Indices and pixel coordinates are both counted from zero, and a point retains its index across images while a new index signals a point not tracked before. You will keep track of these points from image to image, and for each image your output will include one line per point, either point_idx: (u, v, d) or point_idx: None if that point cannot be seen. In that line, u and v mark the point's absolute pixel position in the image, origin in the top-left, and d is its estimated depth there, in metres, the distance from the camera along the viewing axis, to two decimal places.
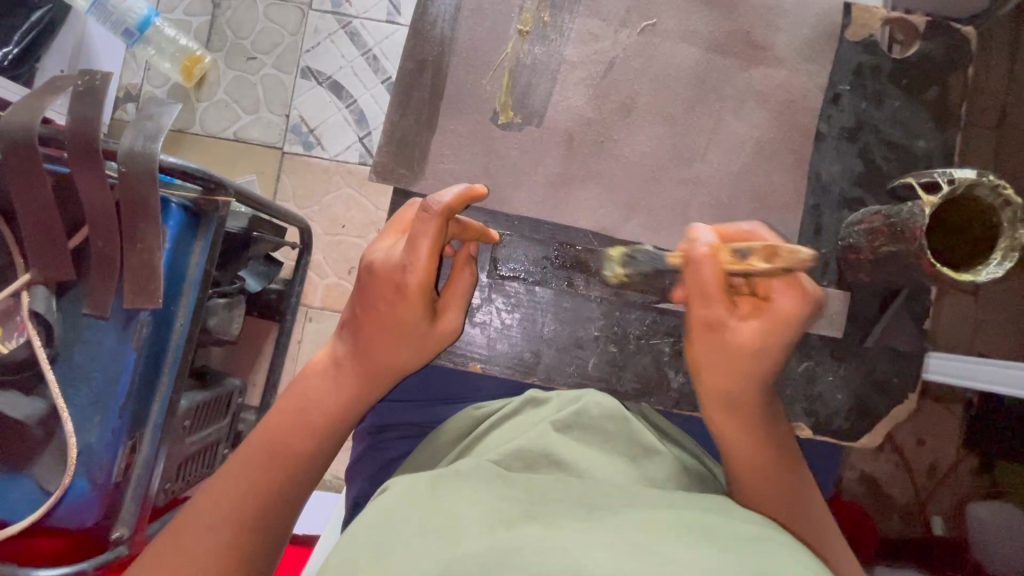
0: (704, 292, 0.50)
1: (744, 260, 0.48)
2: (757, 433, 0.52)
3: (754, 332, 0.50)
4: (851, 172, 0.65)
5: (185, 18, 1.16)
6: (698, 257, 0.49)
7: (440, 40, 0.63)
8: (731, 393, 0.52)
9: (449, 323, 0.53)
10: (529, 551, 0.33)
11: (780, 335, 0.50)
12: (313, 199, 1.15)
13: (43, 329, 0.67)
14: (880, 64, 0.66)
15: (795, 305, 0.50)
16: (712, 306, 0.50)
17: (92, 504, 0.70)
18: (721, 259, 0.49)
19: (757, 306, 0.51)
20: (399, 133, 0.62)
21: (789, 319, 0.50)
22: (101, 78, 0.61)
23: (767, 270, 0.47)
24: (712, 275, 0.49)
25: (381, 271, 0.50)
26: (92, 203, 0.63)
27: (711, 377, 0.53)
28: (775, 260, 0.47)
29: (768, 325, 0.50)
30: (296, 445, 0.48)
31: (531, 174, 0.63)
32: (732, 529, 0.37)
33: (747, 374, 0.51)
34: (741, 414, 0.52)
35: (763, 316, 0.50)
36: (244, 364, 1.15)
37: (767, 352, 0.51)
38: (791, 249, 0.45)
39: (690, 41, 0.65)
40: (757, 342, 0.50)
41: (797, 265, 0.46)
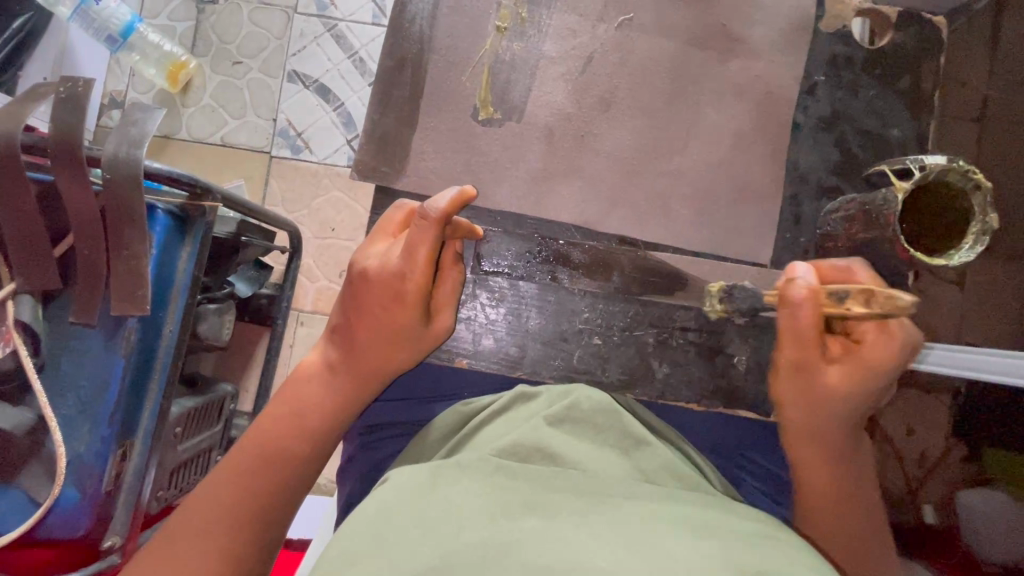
0: (799, 334, 0.51)
1: (841, 303, 0.48)
2: (829, 467, 0.55)
3: (841, 374, 0.52)
4: (829, 162, 0.66)
5: (169, 23, 1.16)
6: (799, 299, 0.49)
7: (420, 38, 0.63)
8: (812, 428, 0.54)
9: (444, 323, 0.53)
10: (523, 546, 0.33)
11: (875, 380, 0.52)
12: (302, 203, 1.15)
13: (30, 340, 0.67)
14: (855, 56, 0.67)
15: (885, 351, 0.51)
16: (808, 353, 0.52)
17: (82, 513, 0.69)
18: (817, 303, 0.49)
19: (847, 348, 0.53)
20: (381, 132, 0.62)
21: (876, 365, 0.51)
22: (83, 85, 0.61)
23: (865, 313, 0.47)
24: (810, 320, 0.49)
25: (375, 276, 0.50)
26: (77, 210, 0.63)
27: (792, 414, 0.55)
28: (871, 305, 0.46)
29: (856, 369, 0.52)
30: (287, 448, 0.48)
31: (513, 170, 0.63)
32: (719, 520, 0.37)
33: (835, 416, 0.53)
34: (824, 446, 0.55)
35: (856, 359, 0.52)
36: (236, 370, 1.14)
37: (855, 396, 0.52)
38: (892, 295, 0.44)
39: (668, 35, 0.66)
40: (844, 384, 0.52)
41: (893, 311, 0.45)
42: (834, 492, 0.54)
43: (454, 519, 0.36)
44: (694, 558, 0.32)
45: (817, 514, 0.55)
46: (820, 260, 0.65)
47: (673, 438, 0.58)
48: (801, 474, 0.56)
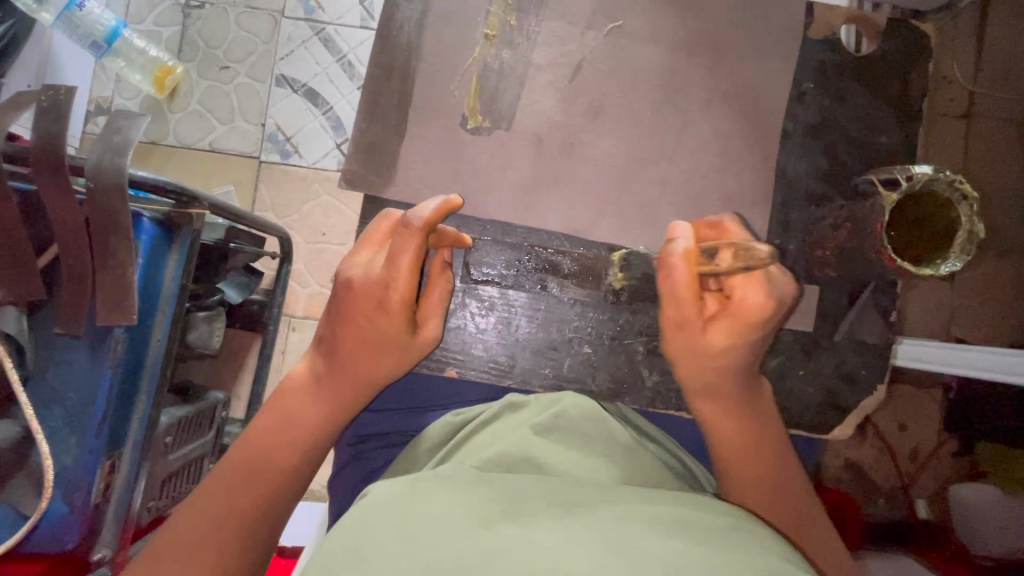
0: (677, 291, 0.51)
1: (713, 260, 0.50)
2: (741, 426, 0.55)
3: (722, 331, 0.52)
4: (817, 168, 0.66)
5: (154, 29, 1.14)
6: (675, 256, 0.50)
7: (407, 45, 0.63)
8: (710, 383, 0.54)
9: (431, 332, 0.52)
10: (505, 553, 0.32)
11: (753, 331, 0.52)
12: (291, 209, 1.14)
13: (14, 350, 0.66)
14: (842, 62, 0.68)
15: (760, 300, 0.51)
16: (681, 308, 0.51)
17: (71, 527, 0.69)
18: (693, 262, 0.50)
19: (721, 304, 0.53)
20: (368, 142, 0.62)
21: (755, 317, 0.51)
22: (66, 93, 0.60)
23: (733, 269, 0.49)
24: (687, 277, 0.50)
25: (359, 287, 0.49)
26: (60, 220, 0.62)
27: (684, 369, 0.55)
28: (737, 259, 0.48)
29: (734, 321, 0.52)
30: (278, 460, 0.47)
31: (502, 178, 0.63)
32: (708, 521, 0.37)
33: (720, 368, 0.53)
34: (725, 402, 0.55)
35: (728, 314, 0.52)
36: (228, 378, 1.13)
37: (736, 350, 0.53)
38: (749, 248, 0.46)
39: (657, 41, 0.66)
40: (728, 341, 0.52)
41: (755, 263, 0.46)
42: (747, 448, 0.55)
43: (434, 526, 0.36)
44: (670, 556, 0.32)
45: (730, 461, 0.55)
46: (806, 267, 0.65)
47: (663, 445, 0.58)
48: (721, 456, 0.56)
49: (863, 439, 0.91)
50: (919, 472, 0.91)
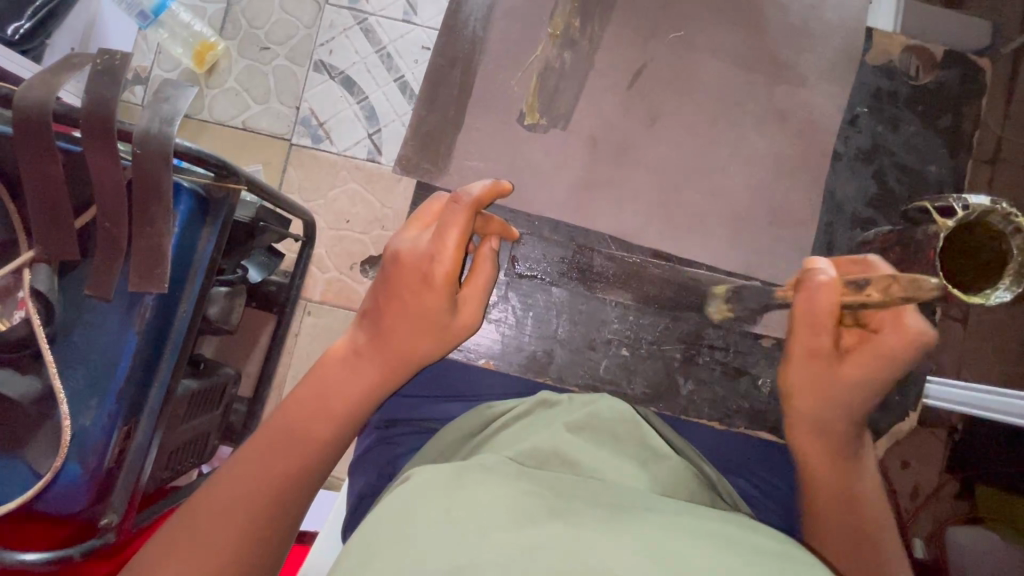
0: (816, 322, 0.53)
1: (862, 290, 0.52)
2: (834, 461, 0.56)
3: (857, 367, 0.55)
4: (865, 193, 0.67)
5: (200, 5, 1.16)
6: (816, 285, 0.52)
7: (474, 38, 0.67)
8: (821, 420, 0.56)
9: (469, 314, 0.52)
10: (550, 552, 0.32)
11: (892, 366, 0.55)
12: (319, 193, 1.15)
13: (43, 306, 0.66)
14: (897, 89, 0.68)
15: (899, 340, 0.54)
16: (819, 338, 0.53)
17: (82, 489, 0.68)
18: (837, 291, 0.52)
19: (863, 337, 0.56)
20: (427, 126, 0.65)
21: (898, 354, 0.54)
22: (122, 58, 0.61)
23: (875, 301, 0.51)
24: (829, 302, 0.52)
25: (407, 260, 0.50)
26: (103, 181, 0.62)
27: (802, 403, 0.56)
28: (892, 292, 0.50)
29: (879, 353, 0.55)
30: (313, 431, 0.47)
31: (556, 176, 0.66)
32: (750, 541, 0.36)
33: (844, 406, 0.55)
34: (828, 440, 0.56)
35: (869, 348, 0.55)
36: (239, 355, 1.13)
37: (870, 384, 0.55)
38: (916, 280, 0.48)
39: (717, 56, 0.69)
40: (859, 375, 0.55)
41: (916, 293, 0.48)
42: (833, 461, 0.57)
43: (476, 517, 0.36)
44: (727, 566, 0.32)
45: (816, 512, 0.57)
46: None
47: (691, 456, 0.58)
48: (813, 476, 0.57)
49: (863, 470, 0.92)
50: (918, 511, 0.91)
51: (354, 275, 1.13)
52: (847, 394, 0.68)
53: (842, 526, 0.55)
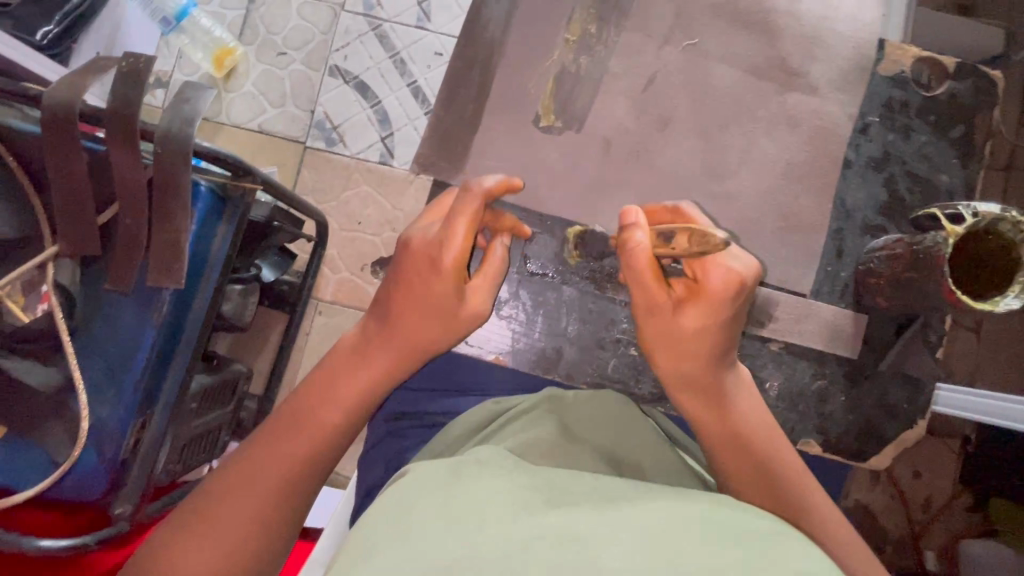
0: (642, 278, 0.51)
1: (669, 242, 0.51)
2: (719, 410, 0.52)
3: (695, 316, 0.51)
4: (876, 201, 0.67)
5: (221, 10, 1.19)
6: (632, 243, 0.51)
7: (489, 44, 0.69)
8: (691, 374, 0.52)
9: (478, 304, 0.52)
10: (546, 543, 0.33)
11: (718, 316, 0.50)
12: (332, 194, 1.16)
13: (64, 300, 0.69)
14: (910, 99, 0.69)
15: (722, 280, 0.50)
16: (655, 292, 0.51)
17: (99, 476, 0.70)
18: (652, 250, 0.51)
19: (689, 289, 0.52)
20: (442, 130, 0.67)
21: (723, 295, 0.50)
22: (146, 62, 0.63)
23: (688, 251, 0.50)
24: (716, 275, 0.50)
25: (418, 247, 0.50)
26: (125, 179, 0.64)
27: (661, 358, 0.52)
28: (692, 242, 0.49)
29: (708, 303, 0.50)
30: (322, 416, 0.48)
31: (568, 178, 0.67)
32: (751, 528, 0.36)
33: (700, 352, 0.51)
34: (703, 393, 0.52)
35: (699, 297, 0.50)
36: (251, 352, 1.15)
37: (712, 332, 0.51)
38: (705, 234, 0.48)
39: (729, 63, 0.69)
40: (700, 324, 0.51)
41: (709, 248, 0.48)
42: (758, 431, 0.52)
43: (485, 507, 0.37)
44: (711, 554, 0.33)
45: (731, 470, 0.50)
46: (858, 294, 0.66)
47: (696, 454, 0.58)
48: (699, 426, 0.53)
49: (877, 480, 0.92)
50: (931, 523, 0.92)
51: (365, 275, 1.15)
52: (854, 399, 0.67)
53: (752, 477, 0.50)
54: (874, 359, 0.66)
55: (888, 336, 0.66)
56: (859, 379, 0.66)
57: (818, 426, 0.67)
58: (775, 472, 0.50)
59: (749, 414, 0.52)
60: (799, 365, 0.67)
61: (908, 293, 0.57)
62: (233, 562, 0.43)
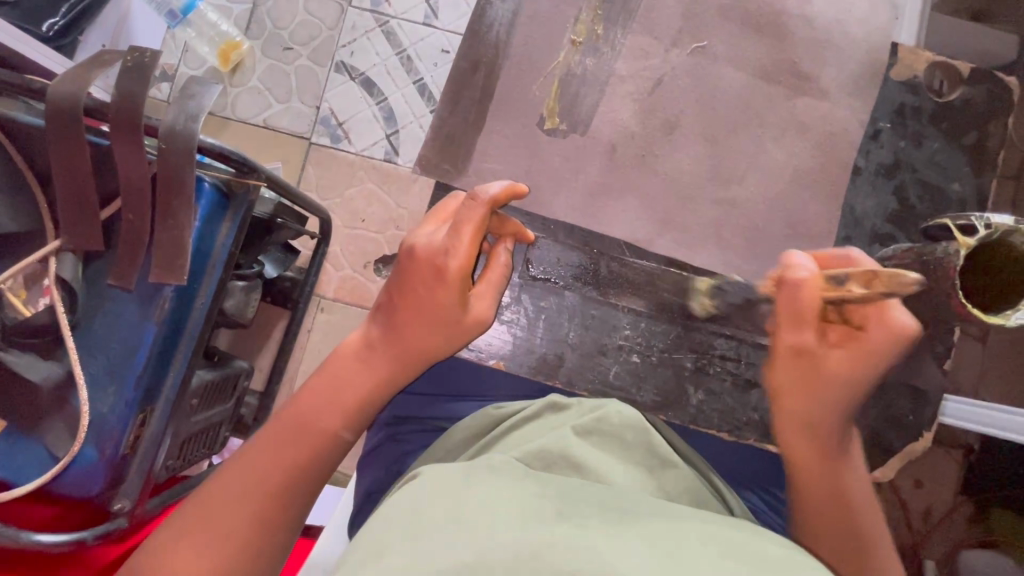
0: (800, 317, 0.50)
1: (843, 287, 0.47)
2: (823, 463, 0.52)
3: (845, 359, 0.51)
4: (885, 209, 0.67)
5: (226, 5, 1.19)
6: (796, 280, 0.49)
7: (496, 43, 0.68)
8: (805, 416, 0.52)
9: (482, 311, 0.51)
10: (555, 548, 0.33)
11: (875, 367, 0.51)
12: (336, 191, 1.16)
13: (66, 295, 0.68)
14: (923, 105, 0.68)
15: (886, 336, 0.50)
16: (803, 334, 0.50)
17: (98, 473, 0.69)
18: (820, 286, 0.49)
19: (848, 333, 0.52)
20: (446, 130, 0.66)
21: (887, 347, 0.50)
22: (150, 56, 0.62)
23: (863, 296, 0.46)
24: (810, 301, 0.49)
25: (421, 252, 0.50)
26: (128, 175, 0.64)
27: (792, 403, 0.53)
28: (871, 285, 0.45)
29: (870, 354, 0.51)
30: (321, 421, 0.48)
31: (572, 181, 0.66)
32: (760, 547, 0.36)
33: (834, 403, 0.51)
34: (821, 441, 0.52)
35: (857, 347, 0.51)
36: (252, 349, 1.15)
37: (854, 384, 0.51)
38: (897, 275, 0.44)
39: (738, 66, 0.68)
40: (851, 372, 0.51)
41: (897, 290, 0.44)
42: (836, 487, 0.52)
43: (488, 514, 0.36)
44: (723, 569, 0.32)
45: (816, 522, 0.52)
46: None
47: (699, 464, 0.57)
48: (799, 480, 0.53)
49: (877, 488, 0.93)
50: (931, 532, 0.93)
51: (368, 273, 1.14)
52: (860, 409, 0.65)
53: (833, 524, 0.52)
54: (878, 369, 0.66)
55: None
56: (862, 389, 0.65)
57: None
58: (860, 528, 0.52)
59: (858, 471, 0.53)
60: None
61: (919, 304, 0.56)
62: (229, 566, 0.43)
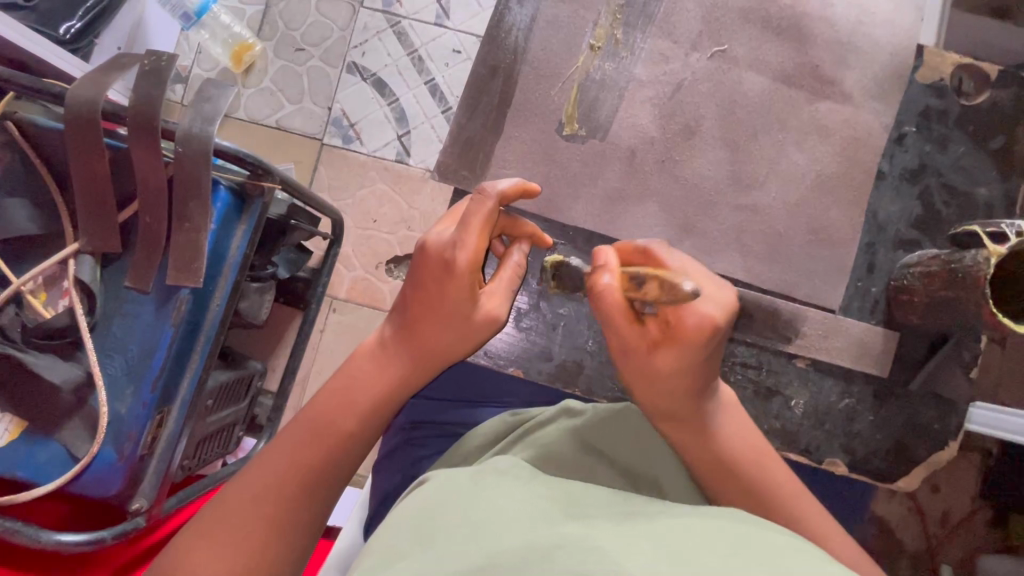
0: (611, 318, 0.49)
1: (640, 287, 0.47)
2: (689, 437, 0.52)
3: (669, 356, 0.49)
4: (910, 214, 0.66)
5: (240, 5, 1.19)
6: (602, 286, 0.49)
7: (515, 47, 0.67)
8: (665, 407, 0.51)
9: (494, 308, 0.50)
10: (566, 550, 0.32)
11: (694, 360, 0.49)
12: (349, 192, 1.16)
13: (85, 297, 0.69)
14: (948, 109, 0.66)
15: (694, 329, 0.47)
16: (625, 337, 0.50)
17: (116, 474, 0.70)
18: (621, 287, 0.49)
19: (662, 331, 0.49)
20: (465, 135, 0.66)
21: (695, 342, 0.48)
22: (168, 60, 0.63)
23: (659, 299, 0.46)
24: (616, 304, 0.48)
25: (430, 247, 0.49)
26: (146, 178, 0.64)
27: (646, 397, 0.52)
28: (662, 288, 0.45)
29: (683, 346, 0.48)
30: (339, 423, 0.48)
31: (591, 186, 0.66)
32: (770, 539, 0.36)
33: (669, 390, 0.50)
34: (681, 421, 0.51)
35: (672, 343, 0.49)
36: (267, 349, 1.15)
37: (688, 373, 0.49)
38: (674, 283, 0.44)
39: (758, 69, 0.68)
40: (676, 365, 0.49)
41: (680, 299, 0.44)
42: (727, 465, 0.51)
43: (502, 519, 0.36)
44: (733, 562, 0.32)
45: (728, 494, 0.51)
46: (889, 311, 0.64)
47: None
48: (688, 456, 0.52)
49: (892, 495, 0.92)
50: (946, 539, 0.92)
51: (381, 275, 1.15)
52: (883, 417, 0.65)
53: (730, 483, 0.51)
54: (903, 379, 0.65)
55: (918, 356, 0.64)
56: (889, 400, 0.65)
57: (845, 445, 0.64)
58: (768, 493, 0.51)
59: (731, 434, 0.53)
60: (824, 384, 0.65)
61: (941, 310, 0.56)
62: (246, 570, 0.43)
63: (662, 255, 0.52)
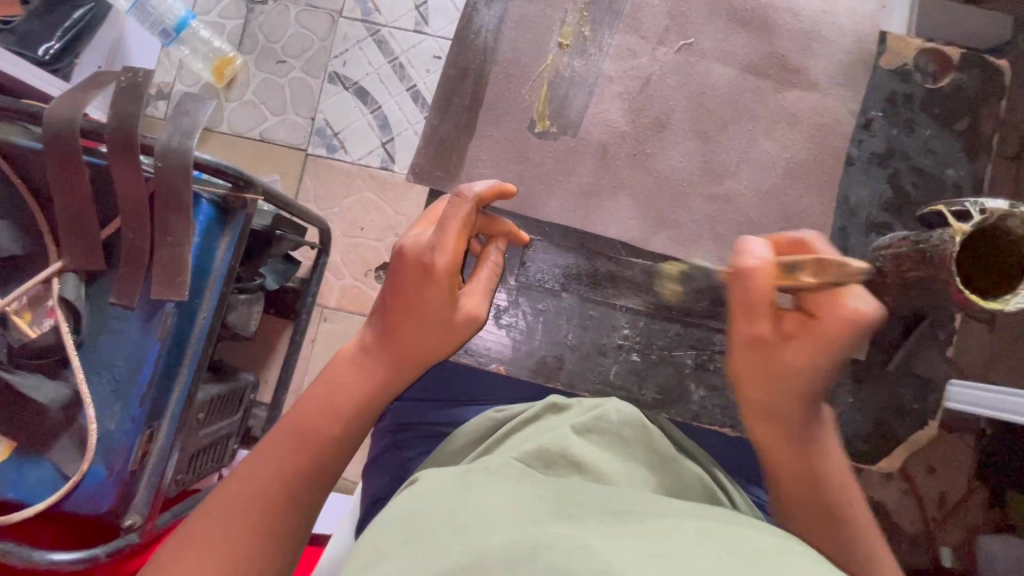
0: (750, 307, 0.49)
1: (794, 274, 0.47)
2: (788, 443, 0.51)
3: (801, 349, 0.49)
4: (881, 198, 0.67)
5: (219, 21, 1.20)
6: (747, 269, 0.48)
7: (483, 49, 0.67)
8: (776, 404, 0.51)
9: (474, 309, 0.51)
10: (553, 550, 0.33)
11: (826, 354, 0.49)
12: (334, 201, 1.17)
13: (71, 314, 0.69)
14: (913, 93, 0.68)
15: (840, 322, 0.48)
16: (757, 324, 0.49)
17: (108, 491, 0.69)
18: (774, 276, 0.48)
19: (802, 323, 0.50)
20: (438, 137, 0.66)
21: (841, 335, 0.48)
22: (144, 76, 0.63)
23: (819, 284, 0.47)
24: (762, 293, 0.48)
25: (408, 253, 0.49)
26: (127, 194, 0.64)
27: (753, 392, 0.51)
28: (826, 273, 0.46)
29: (821, 339, 0.48)
30: (324, 429, 0.48)
31: (564, 182, 0.66)
32: (763, 541, 0.36)
33: (792, 386, 0.50)
34: (781, 425, 0.51)
35: (811, 334, 0.49)
36: (259, 361, 1.15)
37: (817, 370, 0.49)
38: (841, 263, 0.46)
39: (725, 61, 0.68)
40: (806, 361, 0.49)
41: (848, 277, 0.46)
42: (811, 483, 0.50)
43: (490, 519, 0.36)
44: (715, 562, 0.32)
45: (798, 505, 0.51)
46: (865, 294, 0.65)
47: (701, 459, 0.58)
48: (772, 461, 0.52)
49: (888, 478, 0.94)
50: (945, 521, 0.93)
51: (370, 282, 1.15)
52: (864, 400, 0.65)
53: (803, 502, 0.50)
54: (880, 360, 0.65)
55: (895, 338, 0.65)
56: (868, 381, 0.65)
57: None
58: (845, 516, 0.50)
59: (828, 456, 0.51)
60: None
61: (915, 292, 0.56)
62: None
63: (818, 247, 0.51)
